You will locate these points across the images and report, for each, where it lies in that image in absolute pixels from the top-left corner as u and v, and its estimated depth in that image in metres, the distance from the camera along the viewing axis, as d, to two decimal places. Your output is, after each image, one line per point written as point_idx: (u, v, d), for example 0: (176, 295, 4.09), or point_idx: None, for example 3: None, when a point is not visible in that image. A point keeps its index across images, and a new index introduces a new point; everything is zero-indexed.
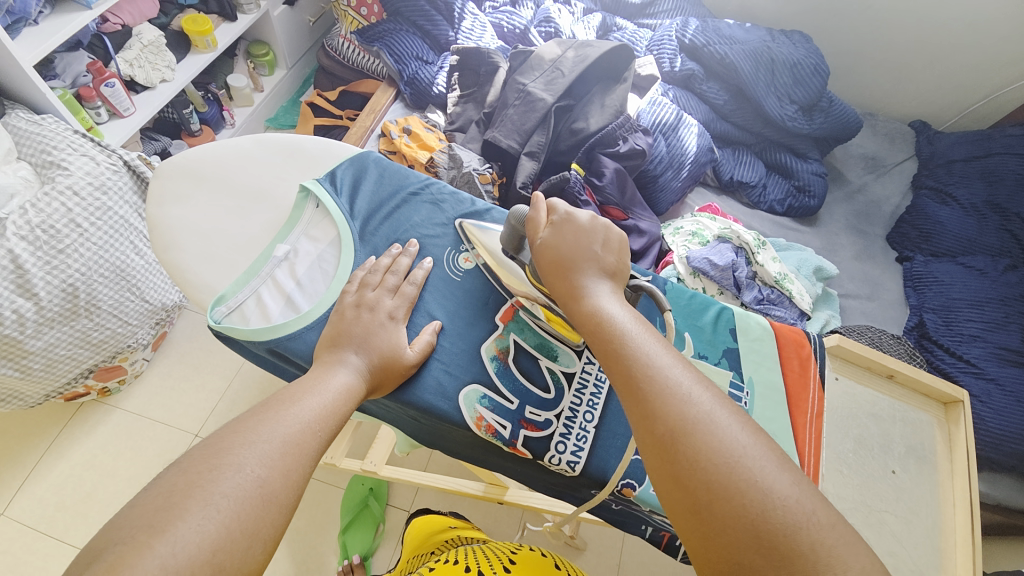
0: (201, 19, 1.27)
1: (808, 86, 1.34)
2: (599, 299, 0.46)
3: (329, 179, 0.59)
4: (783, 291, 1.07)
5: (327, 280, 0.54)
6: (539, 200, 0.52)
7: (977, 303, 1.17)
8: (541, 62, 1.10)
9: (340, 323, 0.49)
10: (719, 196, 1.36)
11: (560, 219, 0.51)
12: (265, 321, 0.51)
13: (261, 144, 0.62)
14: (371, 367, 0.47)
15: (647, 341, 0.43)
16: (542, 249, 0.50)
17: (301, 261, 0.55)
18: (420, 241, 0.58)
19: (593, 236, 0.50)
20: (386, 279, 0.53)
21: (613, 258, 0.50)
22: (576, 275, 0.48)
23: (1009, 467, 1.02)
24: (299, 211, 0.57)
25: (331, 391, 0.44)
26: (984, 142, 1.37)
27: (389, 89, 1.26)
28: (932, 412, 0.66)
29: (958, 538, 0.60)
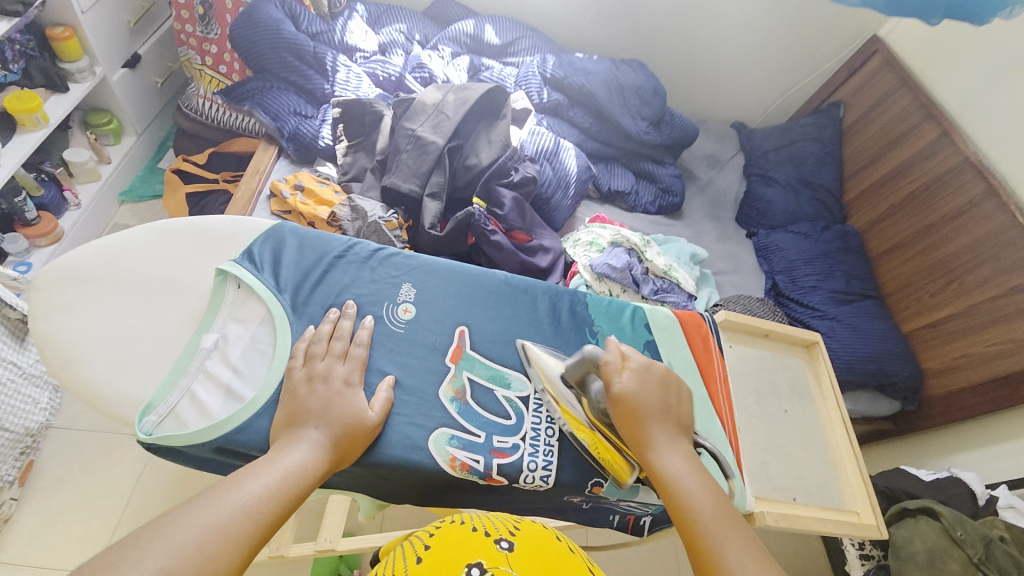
0: (26, 94, 1.11)
1: (653, 105, 1.57)
2: (672, 462, 0.51)
3: (247, 257, 0.58)
4: (672, 280, 1.25)
5: (266, 360, 0.54)
6: (616, 346, 0.57)
7: (810, 260, 1.47)
8: (424, 107, 1.15)
9: (294, 402, 0.49)
10: (603, 206, 1.54)
11: (638, 368, 0.56)
12: (206, 419, 0.50)
13: (167, 234, 0.62)
14: (331, 436, 0.47)
15: (726, 517, 0.47)
16: (621, 399, 0.54)
17: (232, 347, 0.54)
18: (358, 302, 0.59)
19: (667, 390, 0.56)
20: (332, 346, 0.54)
21: (676, 408, 0.56)
22: (652, 430, 0.53)
23: (860, 383, 1.29)
24: (220, 295, 0.56)
25: (281, 469, 0.43)
26: (787, 132, 1.72)
27: (270, 147, 1.21)
28: (800, 355, 0.83)
29: (841, 446, 0.75)
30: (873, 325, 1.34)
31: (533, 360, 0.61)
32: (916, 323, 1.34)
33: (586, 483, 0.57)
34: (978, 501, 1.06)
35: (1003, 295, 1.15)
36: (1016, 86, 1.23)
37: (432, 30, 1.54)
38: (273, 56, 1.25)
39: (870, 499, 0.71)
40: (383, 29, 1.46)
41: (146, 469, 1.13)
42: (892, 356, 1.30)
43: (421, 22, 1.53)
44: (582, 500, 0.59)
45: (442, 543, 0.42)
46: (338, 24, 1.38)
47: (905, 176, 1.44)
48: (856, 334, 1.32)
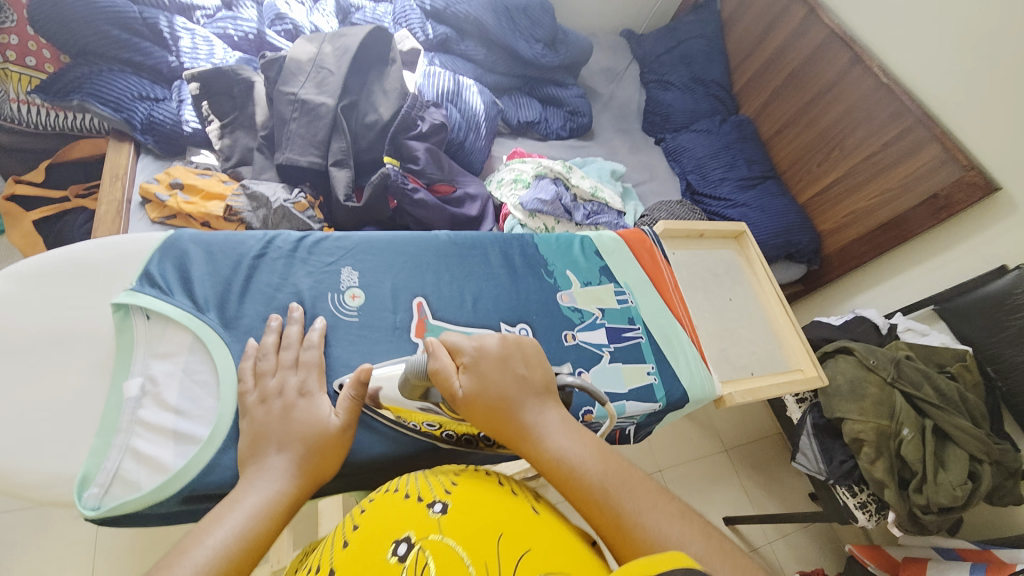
0: None
1: (543, 24, 1.51)
2: (545, 440, 0.44)
3: (148, 283, 0.52)
4: (600, 201, 1.27)
5: (209, 393, 0.51)
6: (438, 348, 0.48)
7: (714, 155, 1.57)
8: (300, 66, 1.01)
9: (254, 426, 0.46)
10: (516, 140, 1.52)
11: (473, 362, 0.48)
12: (160, 472, 0.48)
13: (48, 279, 0.55)
14: (295, 457, 0.44)
15: (621, 475, 0.41)
16: (471, 402, 0.46)
17: (165, 389, 0.51)
18: (301, 300, 0.56)
19: (512, 363, 0.49)
20: (282, 357, 0.50)
21: (535, 377, 0.49)
22: (515, 414, 0.46)
23: (775, 257, 1.45)
24: (129, 336, 0.51)
25: (228, 528, 0.37)
26: (673, 34, 1.78)
27: (123, 145, 1.00)
28: (732, 245, 0.89)
29: (781, 317, 0.83)
30: (777, 204, 1.49)
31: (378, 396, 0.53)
32: (808, 194, 1.51)
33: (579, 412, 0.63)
34: (882, 331, 1.26)
35: (878, 151, 1.29)
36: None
37: None
38: (92, 31, 0.98)
39: (812, 358, 0.80)
40: None
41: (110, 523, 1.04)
42: (795, 228, 1.46)
43: None
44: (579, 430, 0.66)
45: (374, 519, 0.43)
46: None
47: (783, 58, 1.53)
48: (765, 215, 1.45)
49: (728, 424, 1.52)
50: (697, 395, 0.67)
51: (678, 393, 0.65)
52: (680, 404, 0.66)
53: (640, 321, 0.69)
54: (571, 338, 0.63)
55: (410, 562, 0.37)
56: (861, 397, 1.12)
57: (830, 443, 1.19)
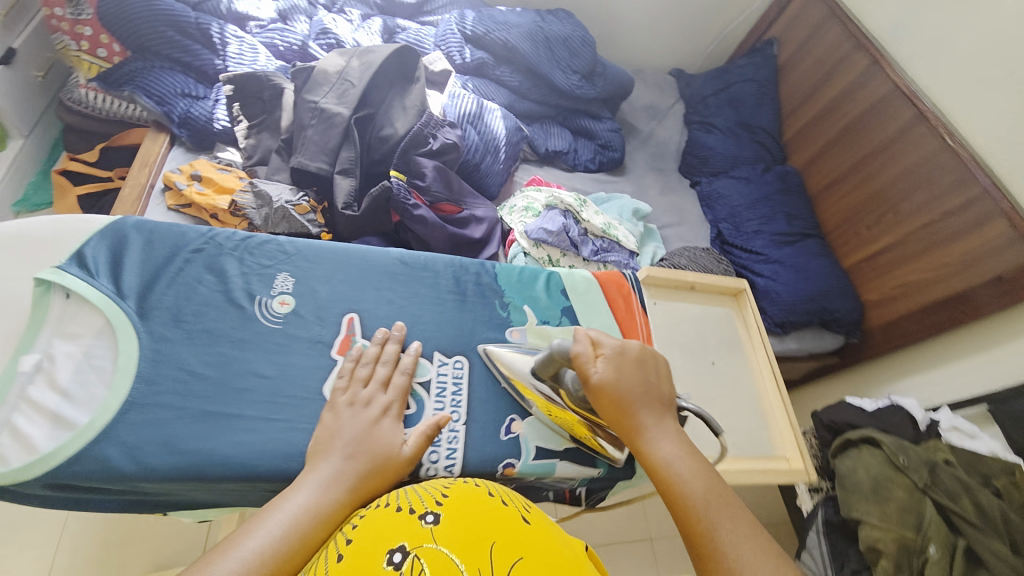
0: None
1: (582, 56, 1.50)
2: (657, 442, 0.51)
3: (77, 262, 0.53)
4: (611, 239, 1.22)
5: (102, 380, 0.49)
6: (586, 337, 0.56)
7: (751, 205, 1.47)
8: (327, 77, 1.06)
9: (332, 424, 0.51)
10: (542, 168, 1.49)
11: (612, 356, 0.55)
12: (30, 452, 0.46)
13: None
14: (356, 468, 0.47)
15: (721, 500, 0.47)
16: (600, 388, 0.53)
17: (62, 368, 0.49)
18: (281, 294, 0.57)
19: (645, 368, 0.56)
20: (376, 371, 0.55)
21: (659, 390, 0.55)
22: (636, 412, 0.53)
23: (806, 322, 1.31)
24: (44, 310, 0.51)
25: (283, 522, 0.42)
26: (723, 76, 1.71)
27: (160, 136, 1.08)
28: (729, 304, 0.80)
29: (769, 391, 0.74)
30: (814, 264, 1.35)
31: (501, 367, 0.61)
32: (855, 258, 1.36)
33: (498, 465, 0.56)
34: (920, 427, 1.10)
35: (938, 220, 1.15)
36: (937, 6, 1.20)
37: None
38: (150, 31, 1.09)
39: (799, 445, 0.71)
40: None
41: None
42: (833, 293, 1.32)
43: None
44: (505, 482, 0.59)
45: (367, 530, 0.41)
46: None
47: (839, 110, 1.43)
48: (799, 275, 1.33)
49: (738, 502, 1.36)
50: (642, 465, 0.61)
51: (619, 458, 0.60)
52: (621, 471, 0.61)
53: None
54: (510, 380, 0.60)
55: (406, 569, 0.36)
56: (885, 500, 0.97)
57: (843, 547, 1.03)
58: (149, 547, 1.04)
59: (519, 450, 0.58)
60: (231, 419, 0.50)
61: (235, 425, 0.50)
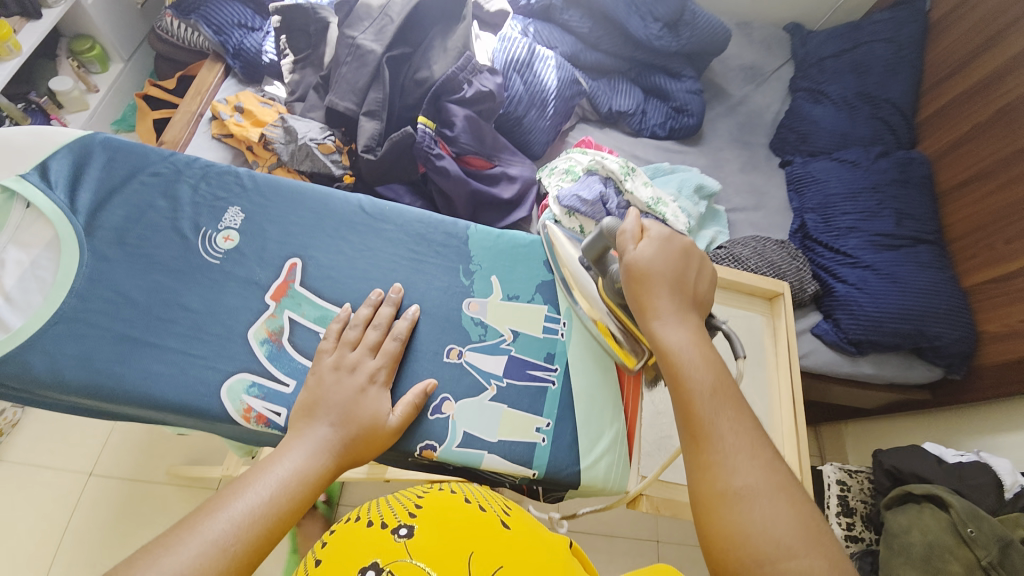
0: None
1: (668, 1, 1.30)
2: (673, 326, 0.45)
3: (38, 172, 0.49)
4: (658, 216, 1.07)
5: (43, 289, 0.46)
6: (633, 215, 0.49)
7: (851, 195, 1.20)
8: (369, 11, 1.00)
9: (317, 389, 0.45)
10: (602, 130, 1.34)
11: (655, 239, 0.48)
12: None
13: None
14: (343, 436, 0.44)
15: (728, 396, 0.42)
16: (632, 266, 0.48)
17: (7, 273, 0.46)
18: (239, 230, 0.52)
19: (688, 262, 0.49)
20: (366, 335, 0.49)
21: (694, 284, 0.48)
22: (663, 294, 0.47)
23: (893, 346, 1.06)
24: (4, 214, 0.48)
25: (275, 482, 0.40)
26: (852, 33, 1.39)
27: (216, 65, 1.12)
28: (759, 310, 0.73)
29: (784, 430, 0.68)
30: (919, 277, 1.08)
31: (555, 251, 0.58)
32: (977, 279, 1.07)
33: (415, 448, 0.48)
34: (1004, 495, 0.86)
35: None
36: None
37: None
38: None
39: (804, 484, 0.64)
40: None
41: None
42: (937, 315, 1.05)
43: None
44: (429, 467, 0.52)
45: (340, 547, 0.41)
46: None
47: (996, 87, 1.10)
48: (897, 287, 1.07)
49: None
50: (599, 480, 0.51)
51: (569, 466, 0.51)
52: (568, 484, 0.51)
53: (562, 363, 0.55)
54: (457, 354, 0.52)
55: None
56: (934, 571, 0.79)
57: None
58: (178, 446, 1.16)
59: (446, 434, 0.49)
60: (148, 347, 0.45)
61: (153, 353, 0.45)
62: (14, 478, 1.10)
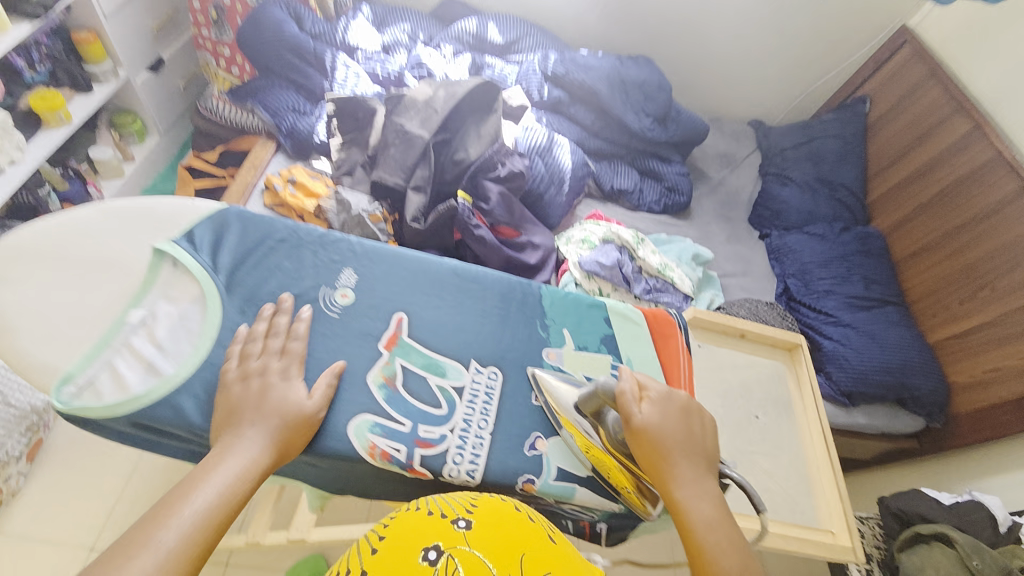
0: (50, 94, 1.27)
1: (657, 101, 1.54)
2: (691, 493, 0.50)
3: (186, 237, 0.57)
4: (666, 279, 1.21)
5: (191, 339, 0.53)
6: (633, 380, 0.56)
7: (824, 263, 1.38)
8: (415, 103, 1.16)
9: (229, 400, 0.50)
10: (606, 204, 1.51)
11: (656, 401, 0.55)
12: (122, 392, 0.50)
13: (105, 213, 0.59)
14: (269, 430, 0.49)
15: (750, 566, 0.46)
16: (640, 430, 0.53)
17: (159, 324, 0.53)
18: (354, 290, 0.60)
19: (692, 422, 0.55)
20: (271, 343, 0.53)
21: (704, 446, 0.54)
22: (676, 462, 0.52)
23: (879, 395, 1.19)
24: (154, 273, 0.56)
25: (229, 473, 0.46)
26: (806, 130, 1.63)
27: (268, 144, 1.24)
28: (781, 359, 0.83)
29: (821, 465, 0.76)
30: (894, 335, 1.23)
31: (545, 394, 0.59)
32: (942, 335, 1.23)
33: (517, 481, 0.55)
34: (999, 528, 0.95)
35: None
36: None
37: (436, 30, 1.55)
38: (276, 56, 1.28)
39: (847, 521, 0.71)
40: (387, 29, 1.49)
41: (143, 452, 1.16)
42: (913, 368, 1.19)
43: (425, 22, 1.55)
44: (523, 500, 0.58)
45: (399, 529, 0.43)
46: (340, 25, 1.42)
47: (933, 174, 1.33)
48: (874, 343, 1.22)
49: None
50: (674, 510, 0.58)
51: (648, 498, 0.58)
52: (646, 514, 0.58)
53: None
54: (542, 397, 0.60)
55: (440, 566, 0.38)
56: None
57: None
58: None
59: (544, 468, 0.56)
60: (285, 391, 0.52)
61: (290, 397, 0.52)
62: (10, 552, 1.03)
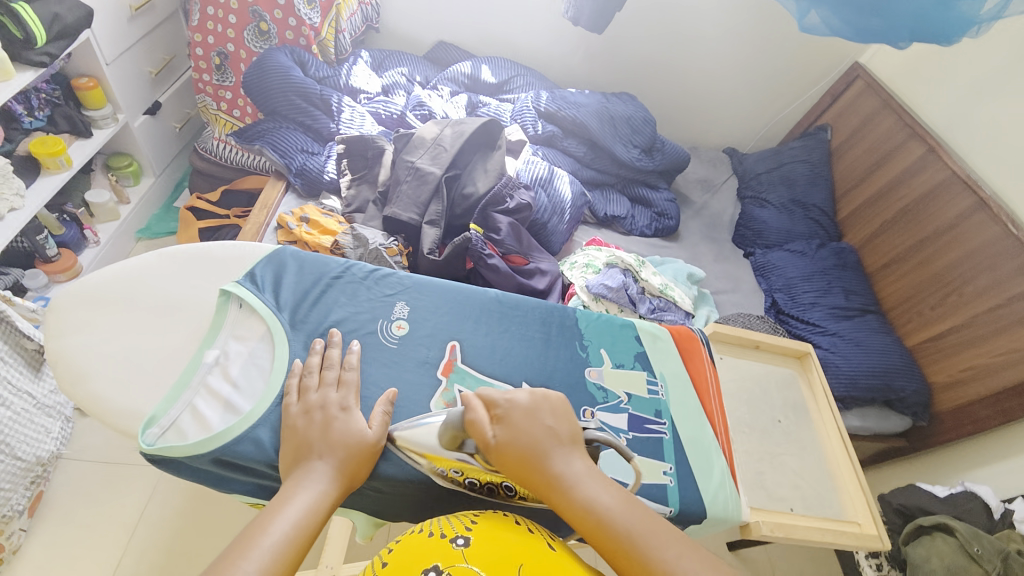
0: (50, 140, 1.26)
1: (643, 134, 1.65)
2: (574, 486, 0.48)
3: (249, 278, 0.65)
4: (668, 298, 1.28)
5: (263, 375, 0.59)
6: (472, 401, 0.53)
7: (808, 277, 1.48)
8: (423, 141, 1.22)
9: (294, 437, 0.52)
10: (600, 230, 1.58)
11: (503, 415, 0.52)
12: (204, 430, 0.55)
13: (165, 256, 0.70)
14: (337, 462, 0.50)
15: (651, 527, 0.46)
16: (502, 452, 0.50)
17: (232, 362, 0.60)
18: (408, 321, 0.66)
19: (541, 416, 0.53)
20: (342, 374, 0.58)
21: (566, 428, 0.53)
22: (546, 465, 0.50)
23: (870, 398, 1.28)
24: (222, 314, 0.62)
25: (299, 507, 0.46)
26: (777, 155, 1.77)
27: (278, 183, 1.28)
28: (793, 367, 0.91)
29: (840, 460, 0.82)
30: (877, 340, 1.33)
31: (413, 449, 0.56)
32: (919, 339, 1.34)
33: None
34: (993, 515, 1.02)
35: (1003, 305, 1.16)
36: (984, 111, 1.31)
37: (432, 72, 1.64)
38: (284, 99, 1.32)
39: (871, 511, 0.77)
40: (386, 72, 1.56)
41: (150, 500, 1.12)
42: (897, 370, 1.29)
43: (422, 65, 1.63)
44: None
45: (404, 553, 0.44)
46: (343, 69, 1.48)
47: (895, 193, 1.47)
48: (860, 349, 1.31)
49: None
50: (721, 511, 0.62)
51: (698, 503, 0.61)
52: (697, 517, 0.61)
53: (668, 417, 0.67)
54: (590, 414, 0.64)
55: None
56: None
57: None
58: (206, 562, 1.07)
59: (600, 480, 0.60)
60: None
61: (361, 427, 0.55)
62: None
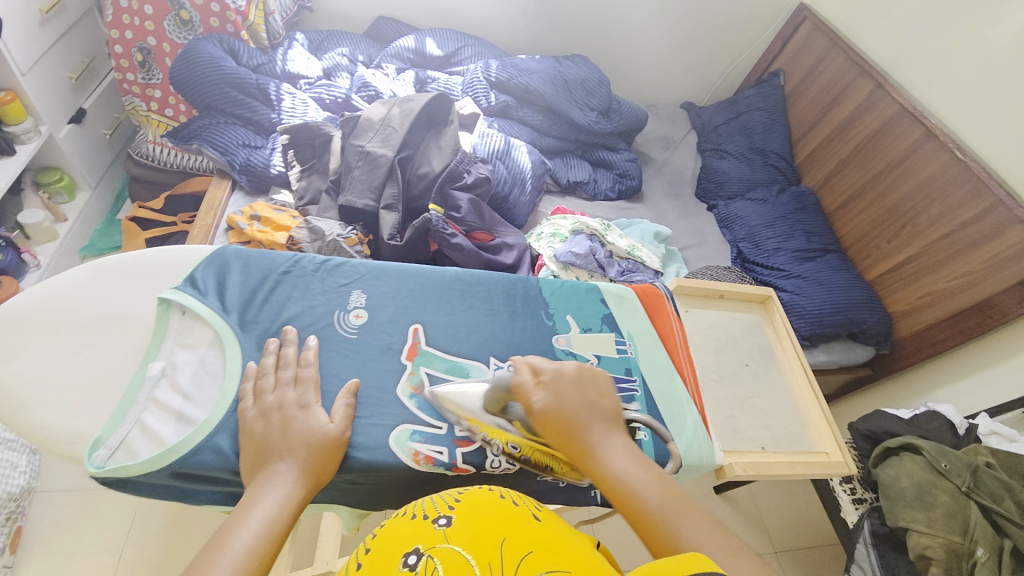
0: None
1: (598, 95, 1.63)
2: (609, 456, 0.50)
3: (189, 283, 0.62)
4: (637, 259, 1.28)
5: (215, 382, 0.57)
6: (525, 365, 0.56)
7: (770, 223, 1.51)
8: (371, 123, 1.17)
9: (253, 440, 0.51)
10: (564, 198, 1.57)
11: (550, 380, 0.55)
12: (157, 445, 0.53)
13: (98, 269, 0.67)
14: (300, 461, 0.49)
15: (677, 501, 0.46)
16: (544, 416, 0.52)
17: (181, 372, 0.58)
18: (366, 310, 0.65)
19: (587, 388, 0.55)
20: (303, 372, 0.56)
21: (607, 404, 0.55)
22: (585, 433, 0.51)
23: (835, 334, 1.32)
24: (164, 324, 0.60)
25: (264, 511, 0.45)
26: (733, 106, 1.78)
27: (223, 182, 1.22)
28: (757, 312, 0.94)
29: (806, 395, 0.85)
30: (838, 278, 1.38)
31: (452, 409, 0.58)
32: (878, 272, 1.38)
33: None
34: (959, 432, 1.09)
35: (956, 231, 1.20)
36: (925, 43, 1.33)
37: (375, 50, 1.56)
38: (218, 92, 1.24)
39: (837, 440, 0.81)
40: (325, 54, 1.49)
41: (134, 521, 1.09)
42: (858, 304, 1.34)
43: (363, 43, 1.56)
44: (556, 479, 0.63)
45: (385, 539, 0.42)
46: (278, 54, 1.40)
47: (849, 132, 1.49)
48: (822, 287, 1.36)
49: (777, 518, 1.33)
50: (693, 458, 0.64)
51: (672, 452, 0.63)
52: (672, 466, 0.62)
53: (638, 373, 0.68)
54: None
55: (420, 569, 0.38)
56: (930, 505, 0.97)
57: (893, 558, 1.03)
58: None
59: None
60: None
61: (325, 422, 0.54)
62: None
